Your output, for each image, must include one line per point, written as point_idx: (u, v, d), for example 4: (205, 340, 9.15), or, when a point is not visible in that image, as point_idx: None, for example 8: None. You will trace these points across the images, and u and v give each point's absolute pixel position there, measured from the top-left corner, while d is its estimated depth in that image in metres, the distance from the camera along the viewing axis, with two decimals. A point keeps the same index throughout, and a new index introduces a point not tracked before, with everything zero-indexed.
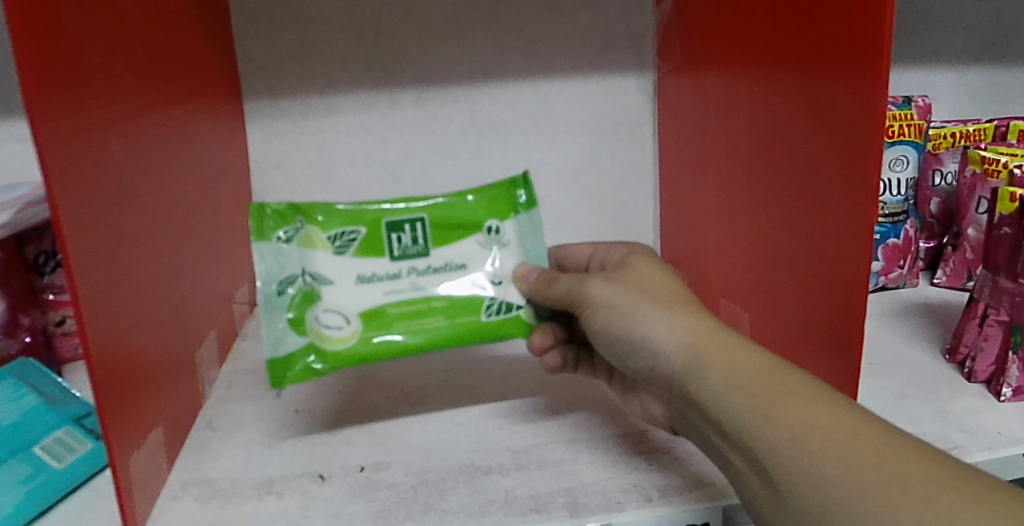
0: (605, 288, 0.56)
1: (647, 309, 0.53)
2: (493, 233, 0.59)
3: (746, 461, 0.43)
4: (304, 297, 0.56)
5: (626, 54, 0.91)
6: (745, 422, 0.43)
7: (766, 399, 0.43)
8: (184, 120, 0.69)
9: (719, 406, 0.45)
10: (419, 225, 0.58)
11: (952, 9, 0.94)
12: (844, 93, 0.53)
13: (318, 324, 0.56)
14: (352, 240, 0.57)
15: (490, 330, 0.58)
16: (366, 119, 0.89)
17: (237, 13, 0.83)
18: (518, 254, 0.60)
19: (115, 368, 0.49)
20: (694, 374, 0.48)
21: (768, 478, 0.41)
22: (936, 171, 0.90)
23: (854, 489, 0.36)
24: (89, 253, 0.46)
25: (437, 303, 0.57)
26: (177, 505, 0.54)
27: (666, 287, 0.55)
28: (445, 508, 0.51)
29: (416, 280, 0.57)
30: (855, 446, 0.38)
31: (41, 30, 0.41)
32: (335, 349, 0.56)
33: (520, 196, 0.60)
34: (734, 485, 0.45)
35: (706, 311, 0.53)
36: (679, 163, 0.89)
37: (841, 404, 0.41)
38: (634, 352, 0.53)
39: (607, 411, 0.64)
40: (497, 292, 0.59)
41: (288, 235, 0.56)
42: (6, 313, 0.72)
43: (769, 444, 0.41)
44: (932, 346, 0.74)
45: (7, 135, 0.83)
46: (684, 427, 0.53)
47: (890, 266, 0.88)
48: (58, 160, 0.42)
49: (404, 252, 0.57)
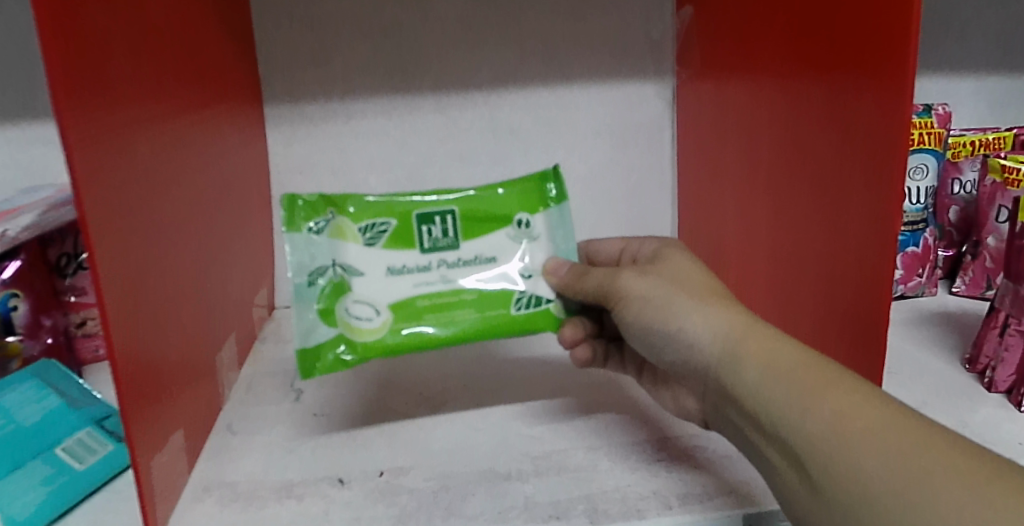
0: (639, 280, 0.55)
1: (680, 302, 0.52)
2: (523, 226, 0.60)
3: (783, 455, 0.43)
4: (335, 288, 0.56)
5: (646, 60, 0.91)
6: (781, 416, 0.43)
7: (802, 392, 0.43)
8: (207, 125, 0.69)
9: (756, 399, 0.45)
10: (449, 218, 0.58)
11: (974, 17, 0.93)
12: (868, 88, 0.53)
13: (348, 314, 0.56)
14: (383, 232, 0.57)
15: (520, 323, 0.58)
16: (386, 124, 0.90)
17: (259, 18, 0.84)
18: (547, 249, 0.60)
19: (139, 369, 0.49)
20: (729, 367, 0.48)
21: (806, 473, 0.41)
22: (956, 179, 0.89)
23: (896, 482, 0.36)
24: (113, 253, 0.46)
25: (467, 296, 0.58)
26: (199, 508, 0.54)
27: (699, 279, 0.55)
28: (466, 513, 0.51)
29: (446, 273, 0.58)
30: (893, 438, 0.38)
31: (69, 31, 0.41)
32: (365, 340, 0.56)
33: (550, 190, 0.61)
34: (771, 482, 0.45)
35: (739, 304, 0.53)
36: (698, 170, 0.89)
37: (882, 397, 0.41)
38: (667, 345, 0.53)
39: (635, 417, 0.64)
40: (527, 286, 0.59)
41: (319, 226, 0.57)
42: (30, 315, 0.73)
43: (809, 438, 0.41)
44: (952, 355, 0.74)
45: (31, 137, 0.84)
46: (718, 423, 0.53)
47: (909, 274, 0.88)
48: (86, 161, 0.43)
49: (434, 245, 0.58)
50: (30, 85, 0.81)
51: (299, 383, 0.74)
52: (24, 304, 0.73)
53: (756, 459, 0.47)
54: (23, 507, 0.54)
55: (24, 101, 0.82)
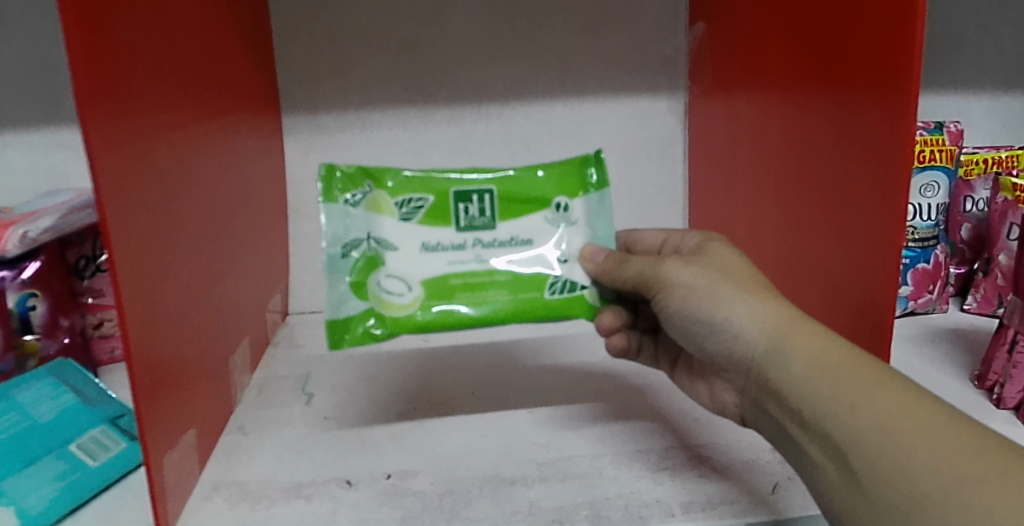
0: (683, 269, 0.55)
1: (727, 292, 0.52)
2: (561, 210, 0.62)
3: (826, 451, 0.44)
4: (368, 261, 0.58)
5: (659, 76, 0.93)
6: (827, 411, 0.43)
7: (854, 389, 0.43)
8: (225, 133, 0.71)
9: (801, 393, 0.45)
10: (486, 197, 0.61)
11: (986, 36, 0.94)
12: (871, 102, 0.54)
13: (380, 289, 0.59)
14: (419, 207, 0.60)
15: (553, 308, 0.60)
16: (401, 135, 0.91)
17: (279, 30, 0.86)
18: (585, 234, 0.62)
19: (153, 367, 0.50)
20: (775, 363, 0.48)
21: (849, 468, 0.41)
22: (967, 197, 0.89)
23: (946, 480, 0.37)
24: (130, 255, 0.47)
25: (500, 277, 0.60)
26: (208, 505, 0.55)
27: (745, 272, 0.55)
28: (470, 517, 0.52)
29: (480, 252, 0.60)
30: (949, 438, 0.39)
31: (94, 35, 0.42)
32: (394, 315, 0.58)
33: (591, 175, 0.63)
34: (810, 480, 0.45)
35: (784, 298, 0.52)
36: (709, 184, 0.90)
37: (932, 399, 0.42)
38: (710, 335, 0.53)
39: (661, 422, 0.65)
40: (562, 271, 0.61)
41: (355, 198, 0.59)
42: (47, 314, 0.74)
43: (855, 435, 0.41)
44: (960, 372, 0.74)
45: (54, 142, 0.86)
46: (756, 417, 0.54)
47: (920, 291, 0.87)
48: (108, 162, 0.44)
49: (471, 224, 0.60)
50: (54, 90, 0.83)
51: (310, 387, 0.75)
52: (42, 305, 0.74)
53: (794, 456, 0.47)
54: (37, 501, 0.54)
55: (49, 106, 0.84)
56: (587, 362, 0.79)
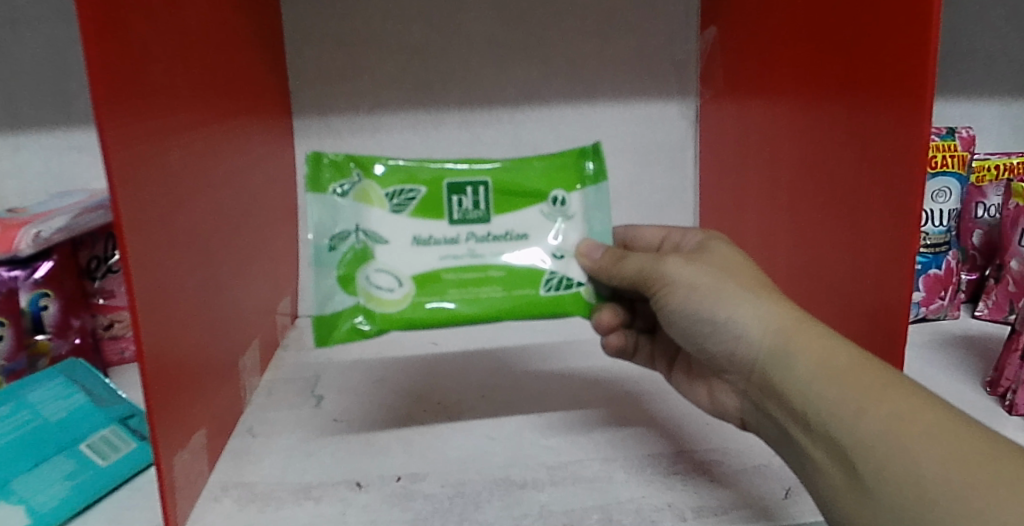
0: (684, 266, 0.54)
1: (729, 291, 0.52)
2: (557, 204, 0.62)
3: (830, 456, 0.43)
4: (357, 255, 0.59)
5: (670, 81, 0.93)
6: (829, 413, 0.43)
7: (861, 392, 0.43)
8: (238, 135, 0.71)
9: (804, 395, 0.45)
10: (481, 189, 0.61)
11: (999, 43, 0.94)
12: (884, 104, 0.54)
13: (369, 284, 0.59)
14: (410, 199, 0.60)
15: (547, 305, 0.60)
16: (412, 137, 0.91)
17: (291, 33, 0.86)
18: (581, 229, 0.62)
19: (165, 368, 0.50)
20: (778, 362, 0.48)
21: (854, 472, 0.41)
22: (979, 203, 0.89)
23: (956, 487, 0.37)
24: (143, 254, 0.47)
25: (494, 273, 0.60)
26: (218, 506, 0.55)
27: (746, 271, 0.54)
28: (479, 519, 0.52)
29: (474, 247, 0.60)
30: (959, 444, 0.38)
31: (111, 35, 0.43)
32: (385, 312, 0.59)
33: (588, 167, 0.63)
34: (813, 485, 0.45)
35: (785, 297, 0.52)
36: (721, 188, 0.89)
37: (941, 405, 0.41)
38: (712, 334, 0.53)
39: (664, 428, 0.64)
40: (557, 266, 0.61)
41: (344, 189, 0.59)
42: (59, 315, 0.75)
43: (860, 438, 0.41)
44: (972, 379, 0.73)
45: (66, 144, 0.86)
46: (756, 419, 0.54)
47: (931, 297, 0.87)
48: (123, 162, 0.44)
49: (464, 217, 0.60)
50: (68, 92, 0.84)
51: (319, 390, 0.75)
52: (54, 304, 0.74)
53: (796, 460, 0.47)
54: (46, 500, 0.55)
55: (63, 108, 0.85)
56: (595, 368, 0.78)
